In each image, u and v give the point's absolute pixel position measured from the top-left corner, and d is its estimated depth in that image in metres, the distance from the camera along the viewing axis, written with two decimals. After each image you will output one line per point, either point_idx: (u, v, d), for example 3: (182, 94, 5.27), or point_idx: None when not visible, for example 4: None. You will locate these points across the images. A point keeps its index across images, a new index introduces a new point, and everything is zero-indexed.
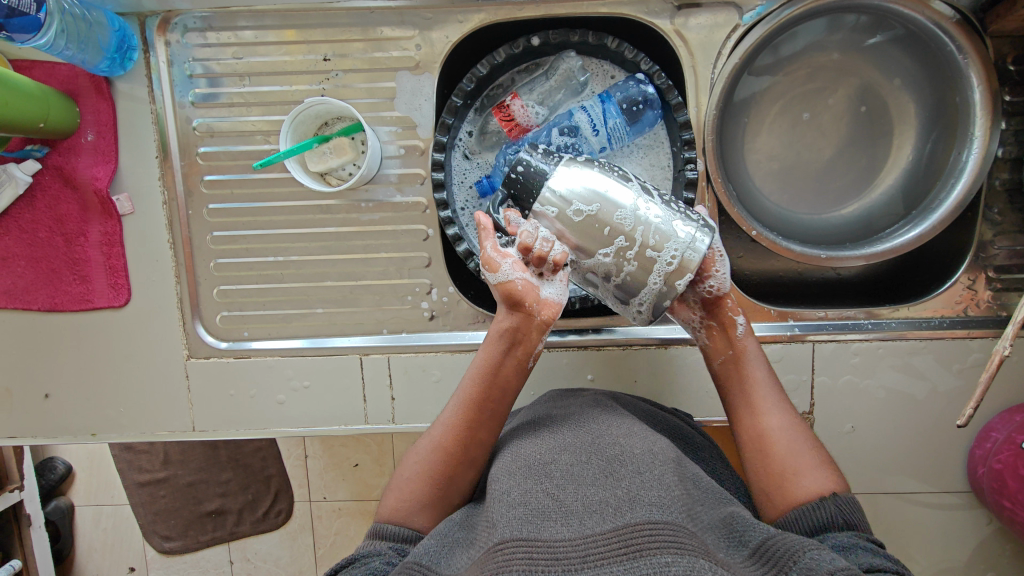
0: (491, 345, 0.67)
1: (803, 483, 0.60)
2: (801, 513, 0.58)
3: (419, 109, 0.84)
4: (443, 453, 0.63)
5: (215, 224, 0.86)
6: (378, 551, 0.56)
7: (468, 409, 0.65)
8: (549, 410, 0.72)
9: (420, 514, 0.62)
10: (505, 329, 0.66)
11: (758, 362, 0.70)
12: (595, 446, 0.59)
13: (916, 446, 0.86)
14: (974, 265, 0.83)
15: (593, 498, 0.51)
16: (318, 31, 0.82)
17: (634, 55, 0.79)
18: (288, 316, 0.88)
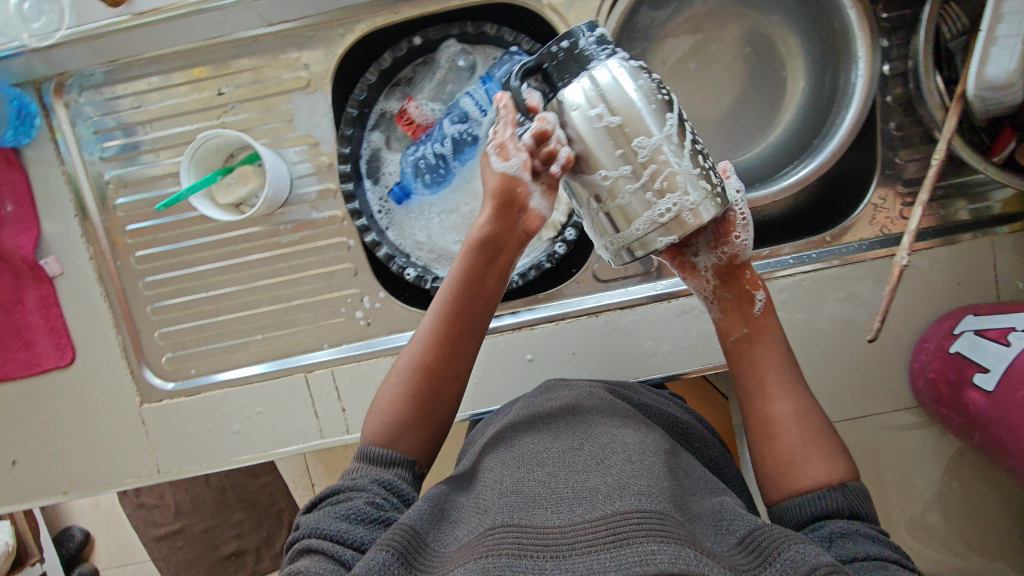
0: (475, 255, 0.65)
1: (808, 473, 0.62)
2: (808, 499, 0.60)
3: (319, 126, 0.86)
4: (399, 395, 0.64)
5: (145, 271, 0.89)
6: (364, 487, 0.57)
7: (432, 333, 0.65)
8: (541, 401, 0.75)
9: (403, 437, 0.63)
10: (489, 237, 0.65)
11: (775, 339, 0.72)
12: (587, 440, 0.62)
13: (862, 372, 0.86)
14: (882, 184, 0.84)
15: (584, 486, 0.53)
16: (208, 68, 0.85)
17: (513, 36, 0.81)
18: (232, 347, 0.91)
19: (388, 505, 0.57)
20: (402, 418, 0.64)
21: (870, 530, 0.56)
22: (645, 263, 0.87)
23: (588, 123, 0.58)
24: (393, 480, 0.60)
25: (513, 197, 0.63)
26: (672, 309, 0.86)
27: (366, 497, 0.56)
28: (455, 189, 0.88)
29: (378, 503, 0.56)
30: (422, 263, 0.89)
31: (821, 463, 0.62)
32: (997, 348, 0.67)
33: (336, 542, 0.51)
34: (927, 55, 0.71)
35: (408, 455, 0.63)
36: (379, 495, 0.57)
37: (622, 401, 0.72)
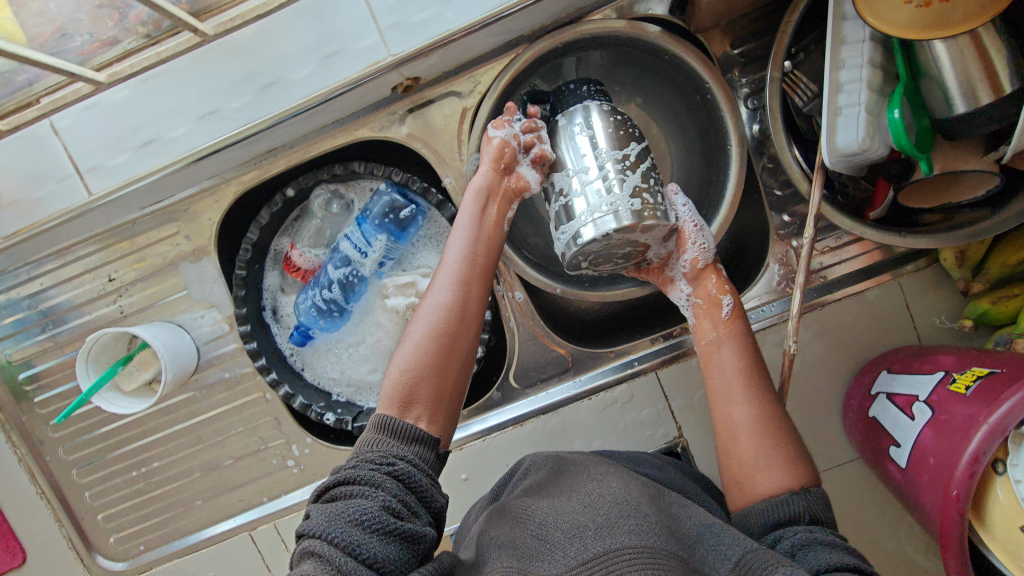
0: (478, 211, 0.74)
1: (767, 480, 0.61)
2: (771, 505, 0.58)
3: (212, 292, 0.86)
4: (448, 309, 0.66)
5: (76, 459, 0.90)
6: (380, 484, 0.53)
7: (455, 279, 0.68)
8: (517, 477, 0.76)
9: (424, 384, 0.63)
10: (490, 198, 0.75)
11: (737, 341, 0.71)
12: (571, 487, 0.64)
13: (808, 442, 0.81)
14: (781, 241, 0.81)
15: (571, 527, 0.56)
16: (95, 257, 0.86)
17: (382, 171, 0.80)
18: (174, 516, 0.91)
19: (406, 510, 0.53)
20: (434, 352, 0.65)
21: (836, 538, 0.53)
22: (558, 363, 0.86)
23: (570, 133, 0.72)
24: (412, 466, 0.56)
25: (506, 159, 0.75)
26: (595, 404, 0.85)
27: (381, 499, 0.52)
28: (358, 322, 0.88)
29: (394, 507, 0.52)
30: (344, 398, 0.89)
31: (772, 472, 0.61)
32: (906, 420, 0.65)
33: (347, 554, 0.48)
34: (781, 130, 0.70)
35: (431, 435, 0.61)
36: (398, 496, 0.53)
37: (601, 457, 0.74)
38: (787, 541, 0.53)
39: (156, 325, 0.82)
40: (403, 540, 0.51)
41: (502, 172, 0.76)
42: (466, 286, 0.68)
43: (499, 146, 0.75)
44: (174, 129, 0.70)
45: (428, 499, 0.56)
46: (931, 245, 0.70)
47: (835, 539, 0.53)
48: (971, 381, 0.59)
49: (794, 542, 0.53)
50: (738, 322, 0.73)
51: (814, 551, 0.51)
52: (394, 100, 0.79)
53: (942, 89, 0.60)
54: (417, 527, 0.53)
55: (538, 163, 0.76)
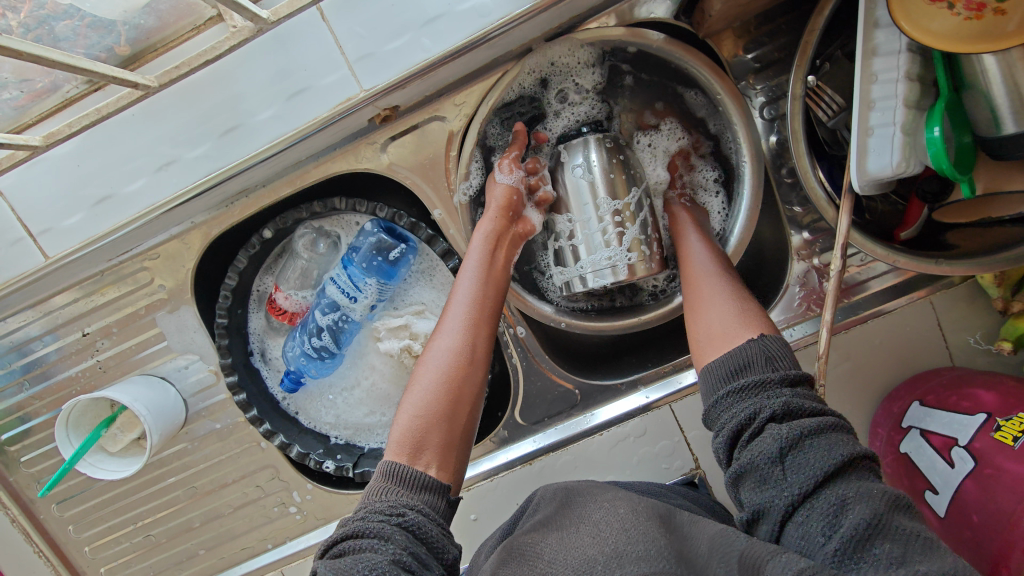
0: (485, 248, 0.68)
1: (729, 333, 0.58)
2: (727, 356, 0.56)
3: (194, 341, 0.81)
4: (458, 353, 0.61)
5: (72, 516, 0.87)
6: (389, 536, 0.47)
7: (464, 317, 0.63)
8: (525, 515, 0.68)
9: (434, 430, 0.57)
10: (500, 236, 0.69)
11: (700, 232, 0.71)
12: (578, 519, 0.57)
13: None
14: (803, 261, 0.75)
15: (583, 563, 0.48)
16: (66, 311, 0.80)
17: (367, 207, 0.74)
18: (178, 567, 0.88)
19: (419, 562, 0.46)
20: (445, 397, 0.59)
21: (825, 421, 0.48)
22: (567, 397, 0.82)
23: (574, 176, 0.69)
24: (423, 515, 0.50)
25: (514, 206, 0.71)
26: (607, 438, 0.80)
27: (390, 550, 0.46)
28: (351, 364, 0.84)
29: (405, 560, 0.45)
30: (343, 440, 0.85)
31: (724, 331, 0.59)
32: (943, 466, 0.60)
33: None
34: (803, 151, 0.63)
35: (442, 482, 0.55)
36: (408, 548, 0.47)
37: (612, 486, 0.67)
38: (770, 434, 0.48)
39: (138, 384, 0.77)
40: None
41: (508, 218, 0.70)
42: (474, 326, 0.63)
43: (506, 189, 0.71)
44: (130, 183, 0.65)
45: (441, 551, 0.50)
46: (966, 271, 0.62)
47: (821, 417, 0.49)
48: (1019, 432, 0.55)
49: (781, 437, 0.47)
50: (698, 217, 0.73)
51: (806, 449, 0.46)
52: (373, 129, 0.71)
53: (989, 105, 0.54)
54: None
55: (542, 206, 0.73)
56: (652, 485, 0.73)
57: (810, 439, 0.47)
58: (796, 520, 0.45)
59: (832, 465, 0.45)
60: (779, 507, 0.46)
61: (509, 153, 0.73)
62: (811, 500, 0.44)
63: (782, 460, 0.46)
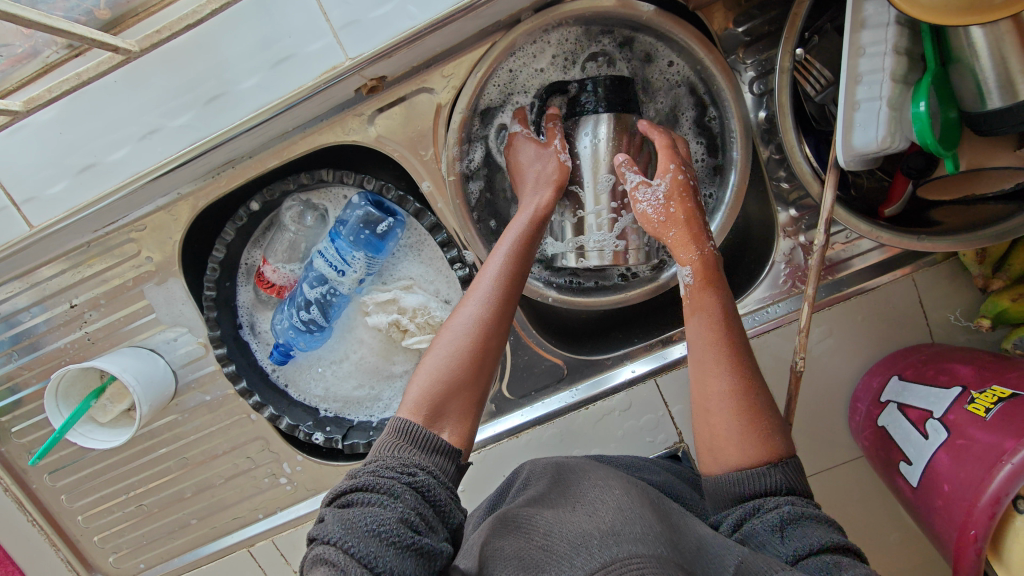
0: (529, 228, 0.66)
1: (739, 453, 0.53)
2: (741, 476, 0.52)
3: (183, 314, 0.81)
4: (485, 323, 0.60)
5: (64, 486, 0.88)
6: (398, 494, 0.47)
7: (496, 291, 0.61)
8: (516, 484, 0.69)
9: (454, 398, 0.57)
10: (545, 218, 0.68)
11: (713, 308, 0.59)
12: (576, 497, 0.58)
13: (816, 450, 0.77)
14: (789, 238, 0.75)
15: (577, 536, 0.50)
16: (52, 283, 0.80)
17: (353, 179, 0.74)
18: (171, 535, 0.90)
19: (425, 524, 0.47)
20: (467, 364, 0.58)
21: (823, 512, 0.49)
22: (554, 372, 0.83)
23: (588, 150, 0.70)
24: (433, 477, 0.50)
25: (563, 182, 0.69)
26: (593, 412, 0.82)
27: (399, 511, 0.46)
28: (339, 338, 0.84)
29: (412, 521, 0.46)
30: (332, 413, 0.86)
31: (730, 453, 0.53)
32: (918, 438, 0.61)
33: (359, 563, 0.42)
34: (790, 126, 0.63)
35: (454, 445, 0.55)
36: (417, 510, 0.47)
37: (599, 462, 0.68)
38: (773, 509, 0.49)
39: (126, 355, 0.78)
40: (419, 557, 0.45)
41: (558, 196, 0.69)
42: (505, 305, 0.61)
43: (560, 164, 0.70)
44: (113, 152, 0.65)
45: (448, 515, 0.50)
46: (948, 247, 0.63)
47: (819, 511, 0.50)
48: (991, 403, 0.56)
49: (785, 514, 0.48)
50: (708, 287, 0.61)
51: (804, 528, 0.47)
52: (360, 100, 0.71)
53: (975, 79, 0.54)
54: (435, 541, 0.47)
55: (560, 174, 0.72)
56: (637, 459, 0.74)
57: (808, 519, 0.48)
58: None
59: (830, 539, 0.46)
60: None
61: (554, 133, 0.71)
62: (808, 561, 0.44)
63: (780, 526, 0.47)
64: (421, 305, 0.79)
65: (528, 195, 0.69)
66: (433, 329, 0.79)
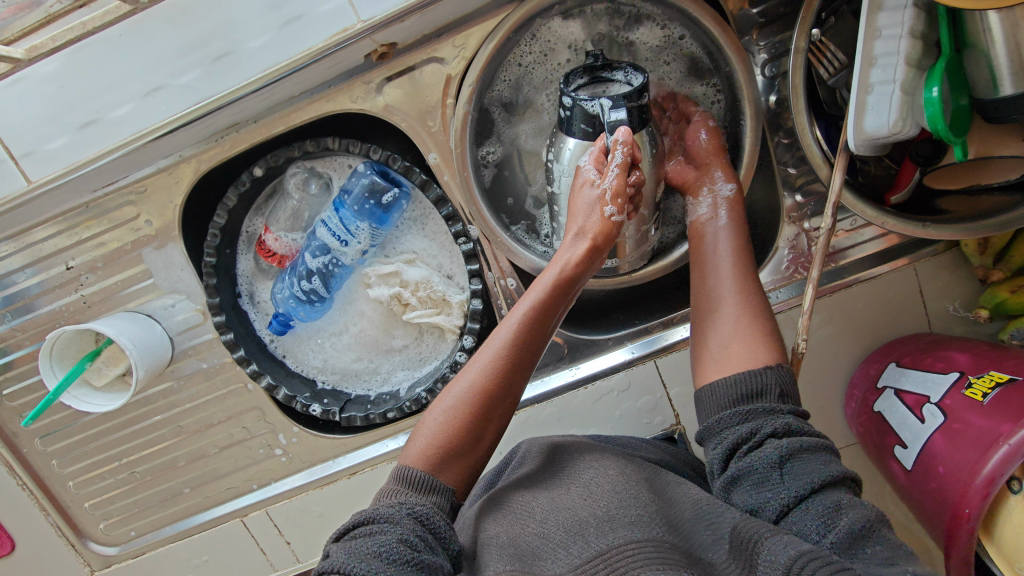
0: (556, 289, 0.58)
1: (744, 350, 0.57)
2: (745, 375, 0.54)
3: (181, 280, 0.80)
4: (491, 391, 0.54)
5: (56, 451, 0.87)
6: (398, 520, 0.47)
7: (507, 357, 0.55)
8: (512, 460, 0.69)
9: (450, 466, 0.53)
10: (576, 275, 0.59)
11: (734, 225, 0.67)
12: (570, 478, 0.56)
13: None
14: (793, 224, 0.75)
15: (573, 522, 0.49)
16: (48, 244, 0.79)
17: (360, 148, 0.74)
18: (163, 503, 0.89)
19: (425, 544, 0.46)
20: (470, 429, 0.54)
21: (821, 440, 0.49)
22: (554, 350, 0.83)
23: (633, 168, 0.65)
24: (432, 509, 0.49)
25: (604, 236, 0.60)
26: (591, 391, 0.82)
27: (399, 533, 0.45)
28: (340, 310, 0.83)
29: (414, 540, 0.45)
30: (330, 385, 0.85)
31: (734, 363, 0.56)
32: (914, 422, 0.62)
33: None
34: (802, 108, 0.63)
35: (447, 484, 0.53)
36: (419, 532, 0.46)
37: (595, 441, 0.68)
38: (772, 444, 0.49)
39: (123, 319, 0.77)
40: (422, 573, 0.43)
41: (595, 250, 0.60)
42: (514, 376, 0.55)
43: (604, 217, 0.60)
44: (115, 108, 0.64)
45: (450, 541, 0.48)
46: (952, 235, 0.64)
47: (811, 431, 0.50)
48: (989, 388, 0.56)
49: (781, 450, 0.48)
50: (737, 207, 0.68)
51: (803, 461, 0.48)
52: (369, 67, 0.70)
53: (988, 64, 0.54)
54: (438, 560, 0.45)
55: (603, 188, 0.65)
56: (634, 439, 0.74)
57: (807, 452, 0.48)
58: (787, 519, 0.46)
59: (826, 477, 0.47)
60: (773, 508, 0.47)
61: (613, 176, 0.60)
62: (807, 504, 0.46)
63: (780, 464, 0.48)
64: (424, 278, 0.79)
65: (565, 244, 0.61)
66: (434, 304, 0.79)
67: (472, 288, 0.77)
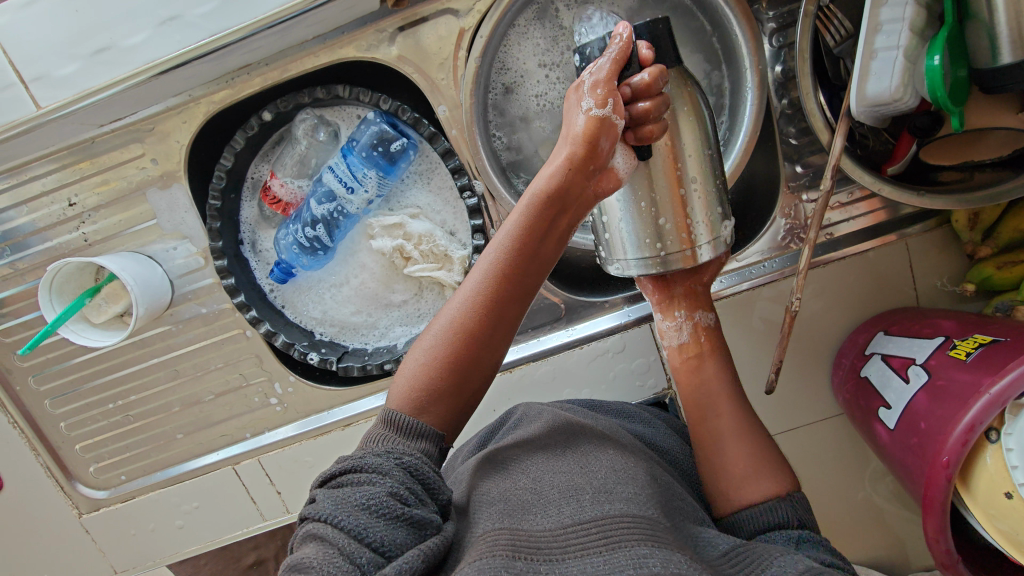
0: (540, 215, 0.50)
1: (756, 488, 0.56)
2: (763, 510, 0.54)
3: (184, 222, 0.80)
4: (474, 332, 0.50)
5: (48, 391, 0.87)
6: (386, 472, 0.45)
7: (490, 289, 0.50)
8: (512, 419, 0.68)
9: (437, 403, 0.51)
10: (562, 199, 0.50)
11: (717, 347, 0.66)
12: (568, 445, 0.56)
13: (796, 404, 0.81)
14: (788, 195, 0.77)
15: (568, 486, 0.48)
16: (49, 180, 0.78)
17: (369, 96, 0.74)
18: (155, 448, 0.90)
19: (415, 498, 0.45)
20: (454, 371, 0.51)
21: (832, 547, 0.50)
22: (551, 311, 0.84)
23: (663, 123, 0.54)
24: (421, 458, 0.47)
25: (594, 156, 0.50)
26: (585, 352, 0.83)
27: (388, 486, 0.44)
28: (341, 262, 0.84)
29: (402, 494, 0.44)
30: (327, 337, 0.85)
31: (764, 481, 0.56)
32: (900, 383, 0.64)
33: (352, 537, 0.40)
34: (808, 73, 0.65)
35: (435, 428, 0.51)
36: (406, 485, 0.45)
37: (595, 414, 0.68)
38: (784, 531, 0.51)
39: (124, 257, 0.77)
40: (409, 528, 0.43)
41: (585, 172, 0.50)
42: (498, 313, 0.51)
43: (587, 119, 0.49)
44: (129, 37, 0.64)
45: (438, 492, 0.47)
46: (945, 204, 0.67)
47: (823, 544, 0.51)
48: (972, 348, 0.59)
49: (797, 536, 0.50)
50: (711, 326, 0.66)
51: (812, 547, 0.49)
52: (383, 16, 0.71)
53: (989, 35, 0.56)
54: (427, 513, 0.45)
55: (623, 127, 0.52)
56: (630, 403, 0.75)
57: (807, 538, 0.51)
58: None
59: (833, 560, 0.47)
60: None
61: (604, 65, 0.50)
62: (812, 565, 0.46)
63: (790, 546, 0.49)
64: (427, 232, 0.79)
65: (550, 165, 0.51)
66: (436, 259, 0.80)
67: (475, 243, 0.78)
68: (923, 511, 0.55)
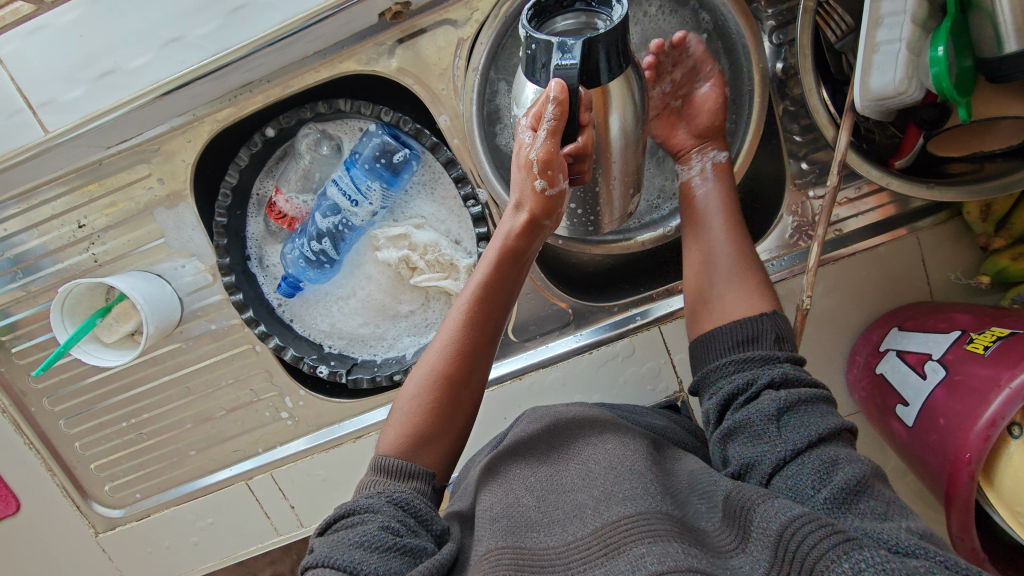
0: (502, 267, 0.54)
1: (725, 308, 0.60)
2: (738, 325, 0.57)
3: (192, 240, 0.81)
4: (452, 373, 0.54)
5: (63, 411, 0.88)
6: (377, 509, 0.46)
7: (465, 339, 0.54)
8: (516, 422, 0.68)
9: (425, 447, 0.53)
10: (519, 250, 0.55)
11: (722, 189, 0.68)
12: (568, 449, 0.54)
13: None
14: (795, 192, 0.77)
15: (571, 500, 0.47)
16: (59, 203, 0.80)
17: (370, 109, 0.75)
18: (169, 465, 0.90)
19: (407, 529, 0.45)
20: (436, 411, 0.53)
21: (815, 391, 0.50)
22: (559, 316, 0.84)
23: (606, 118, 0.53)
24: (409, 492, 0.48)
25: (549, 205, 0.53)
26: (595, 357, 0.83)
27: (379, 521, 0.44)
28: (347, 274, 0.84)
29: (395, 526, 0.44)
30: (336, 350, 0.86)
31: (741, 299, 0.59)
32: (915, 379, 0.63)
33: (348, 573, 0.40)
34: (810, 69, 0.64)
35: (426, 467, 0.52)
36: (398, 518, 0.45)
37: (599, 405, 0.67)
38: (767, 398, 0.50)
39: (134, 276, 0.78)
40: (406, 558, 0.43)
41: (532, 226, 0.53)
42: (472, 355, 0.54)
43: (536, 193, 0.52)
44: (133, 59, 0.65)
45: (432, 522, 0.47)
46: (954, 197, 0.67)
47: (809, 389, 0.51)
48: (990, 341, 0.58)
49: (778, 401, 0.49)
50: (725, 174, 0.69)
51: (800, 414, 0.49)
52: (381, 29, 0.71)
53: (992, 24, 0.55)
54: (420, 542, 0.45)
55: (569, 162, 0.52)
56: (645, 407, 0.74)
57: (803, 407, 0.49)
58: (781, 472, 0.46)
59: (823, 431, 0.47)
60: (769, 461, 0.47)
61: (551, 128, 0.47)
62: (803, 460, 0.46)
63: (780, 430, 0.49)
64: (432, 241, 0.79)
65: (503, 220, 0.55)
66: (441, 268, 0.79)
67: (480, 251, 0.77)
68: (947, 511, 0.54)
